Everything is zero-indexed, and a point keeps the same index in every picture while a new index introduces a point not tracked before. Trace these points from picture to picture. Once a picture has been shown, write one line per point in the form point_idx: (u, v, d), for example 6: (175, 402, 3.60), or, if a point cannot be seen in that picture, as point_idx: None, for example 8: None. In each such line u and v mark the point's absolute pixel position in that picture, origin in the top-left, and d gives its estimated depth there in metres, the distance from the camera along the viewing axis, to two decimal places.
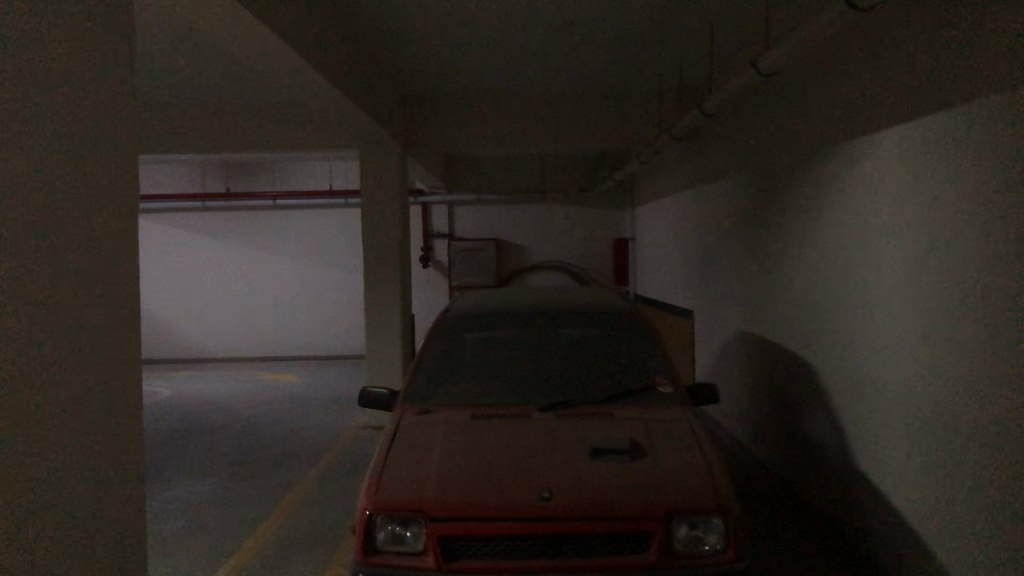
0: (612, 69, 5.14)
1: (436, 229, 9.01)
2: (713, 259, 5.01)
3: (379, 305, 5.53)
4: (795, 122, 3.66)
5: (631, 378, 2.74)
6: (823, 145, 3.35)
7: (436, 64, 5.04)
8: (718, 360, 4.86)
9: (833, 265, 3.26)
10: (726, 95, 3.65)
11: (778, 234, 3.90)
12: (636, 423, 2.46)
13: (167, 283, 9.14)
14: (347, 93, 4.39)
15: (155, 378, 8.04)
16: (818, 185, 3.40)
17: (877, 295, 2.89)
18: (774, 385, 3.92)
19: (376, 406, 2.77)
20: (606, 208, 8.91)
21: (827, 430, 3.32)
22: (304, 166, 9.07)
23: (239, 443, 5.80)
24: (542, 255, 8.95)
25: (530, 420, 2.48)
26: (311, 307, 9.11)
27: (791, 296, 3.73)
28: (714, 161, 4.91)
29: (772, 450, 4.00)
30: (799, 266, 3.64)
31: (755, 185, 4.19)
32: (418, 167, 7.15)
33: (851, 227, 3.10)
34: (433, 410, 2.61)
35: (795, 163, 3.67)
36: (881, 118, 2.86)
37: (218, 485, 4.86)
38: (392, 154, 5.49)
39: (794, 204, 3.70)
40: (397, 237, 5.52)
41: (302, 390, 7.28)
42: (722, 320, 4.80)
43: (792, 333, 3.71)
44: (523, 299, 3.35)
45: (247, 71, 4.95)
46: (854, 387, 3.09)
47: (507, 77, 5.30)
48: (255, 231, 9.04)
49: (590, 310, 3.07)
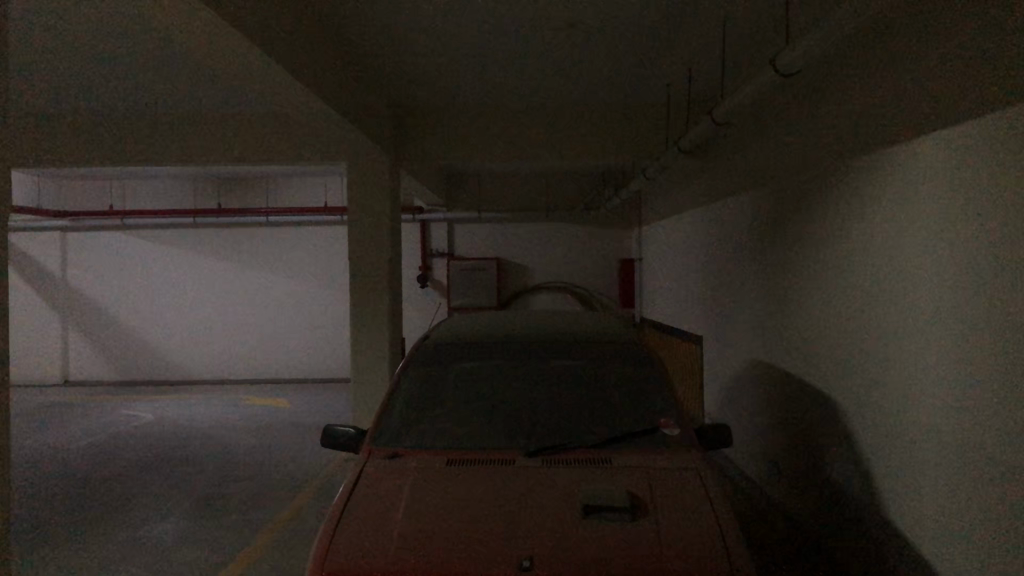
0: (611, 77, 4.83)
1: (434, 247, 8.70)
2: (724, 280, 4.67)
3: (367, 328, 5.20)
4: (812, 135, 3.34)
5: (633, 419, 2.40)
6: (842, 160, 3.03)
7: (423, 72, 4.76)
8: (729, 390, 4.50)
9: (856, 292, 2.93)
10: (736, 101, 3.32)
11: (794, 257, 3.57)
12: (636, 470, 2.13)
13: (152, 304, 8.84)
14: (328, 100, 4.09)
15: (134, 403, 7.69)
16: (838, 203, 3.08)
17: (904, 326, 2.56)
18: (794, 419, 3.56)
19: (340, 445, 2.44)
20: (610, 228, 8.60)
21: (850, 471, 2.99)
22: (298, 181, 8.77)
23: (215, 473, 5.44)
24: (546, 275, 8.63)
25: (512, 465, 2.16)
26: (299, 328, 8.77)
27: (810, 323, 3.38)
28: (725, 175, 4.59)
29: (788, 491, 3.67)
30: (817, 291, 3.32)
31: (771, 198, 3.85)
32: (413, 184, 6.87)
33: (874, 250, 2.78)
34: (403, 453, 2.28)
35: (812, 180, 3.35)
36: (903, 125, 2.53)
37: (180, 523, 4.48)
38: (380, 168, 5.20)
39: (810, 224, 3.38)
40: (384, 255, 5.21)
41: (287, 415, 6.96)
42: (734, 346, 4.46)
43: (811, 364, 3.36)
44: (510, 323, 3.02)
45: (223, 78, 4.68)
46: (880, 425, 2.76)
47: (498, 85, 5.01)
48: (244, 248, 8.75)
49: (583, 336, 2.75)
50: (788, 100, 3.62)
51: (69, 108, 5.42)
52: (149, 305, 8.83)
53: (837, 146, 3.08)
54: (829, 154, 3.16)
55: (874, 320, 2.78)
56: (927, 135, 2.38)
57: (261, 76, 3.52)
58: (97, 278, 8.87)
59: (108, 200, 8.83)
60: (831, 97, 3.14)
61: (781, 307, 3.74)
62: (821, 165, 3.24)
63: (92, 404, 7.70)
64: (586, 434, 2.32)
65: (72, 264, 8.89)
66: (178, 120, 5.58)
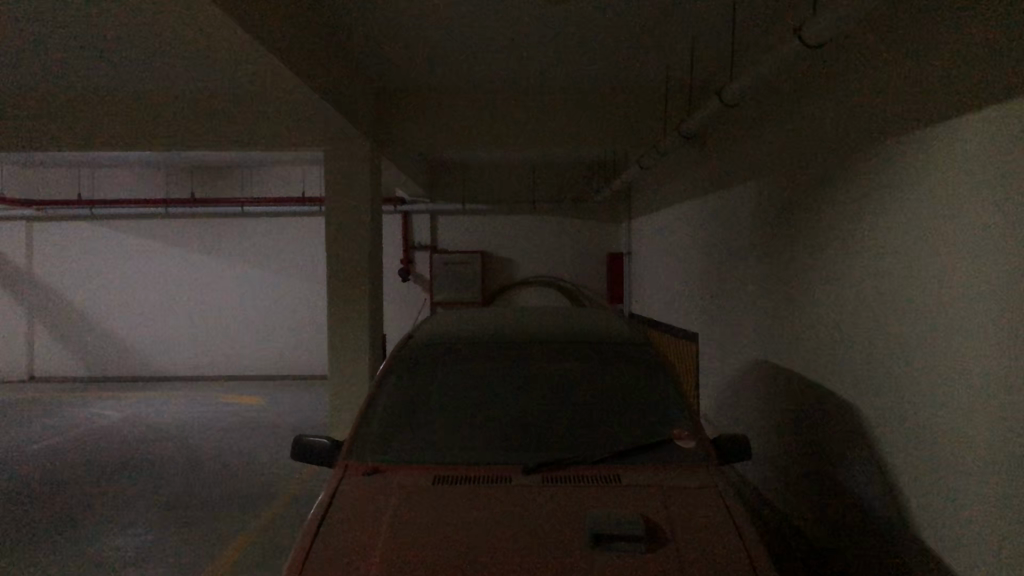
0: (604, 60, 4.57)
1: (417, 240, 8.42)
2: (724, 275, 4.43)
3: (347, 324, 4.93)
4: (829, 119, 3.09)
5: (642, 430, 2.14)
6: (866, 144, 2.78)
7: (405, 53, 4.48)
8: (731, 391, 4.26)
9: (878, 289, 2.69)
10: (747, 79, 3.06)
11: (805, 250, 3.33)
12: (650, 490, 1.87)
13: (123, 298, 8.51)
14: (308, 81, 3.80)
15: (103, 401, 7.37)
16: (859, 192, 2.83)
17: (938, 326, 2.31)
18: (805, 425, 3.32)
19: (313, 459, 2.17)
20: (598, 221, 8.35)
21: (871, 482, 2.75)
22: (275, 170, 8.46)
23: (184, 477, 5.15)
24: (532, 269, 8.37)
25: (509, 484, 1.89)
26: (276, 322, 8.46)
27: (823, 320, 3.14)
28: (728, 164, 4.35)
29: (800, 501, 3.44)
30: (830, 287, 3.07)
31: (779, 187, 3.61)
32: (395, 175, 6.59)
33: (901, 243, 2.52)
34: (384, 468, 2.01)
35: (827, 167, 3.10)
36: (941, 106, 2.29)
37: (144, 530, 4.19)
38: (360, 154, 4.92)
39: (824, 214, 3.13)
40: (364, 246, 4.93)
41: (263, 415, 6.67)
42: (735, 346, 4.21)
43: (824, 366, 3.12)
44: (502, 320, 2.75)
45: (190, 59, 4.39)
46: (907, 435, 2.51)
47: (484, 68, 4.74)
48: (219, 240, 8.44)
49: (584, 335, 2.49)
50: (803, 81, 3.37)
51: (31, 90, 5.08)
52: (119, 298, 8.50)
53: (859, 129, 2.83)
54: (850, 139, 2.90)
55: (900, 320, 2.53)
56: (975, 111, 2.11)
57: (234, 51, 3.21)
58: (65, 271, 8.54)
59: (77, 190, 8.49)
60: (853, 76, 2.89)
61: (789, 305, 3.50)
62: (839, 152, 2.99)
63: (58, 403, 7.37)
64: (590, 448, 2.06)
65: (39, 256, 8.54)
66: (146, 103, 5.27)
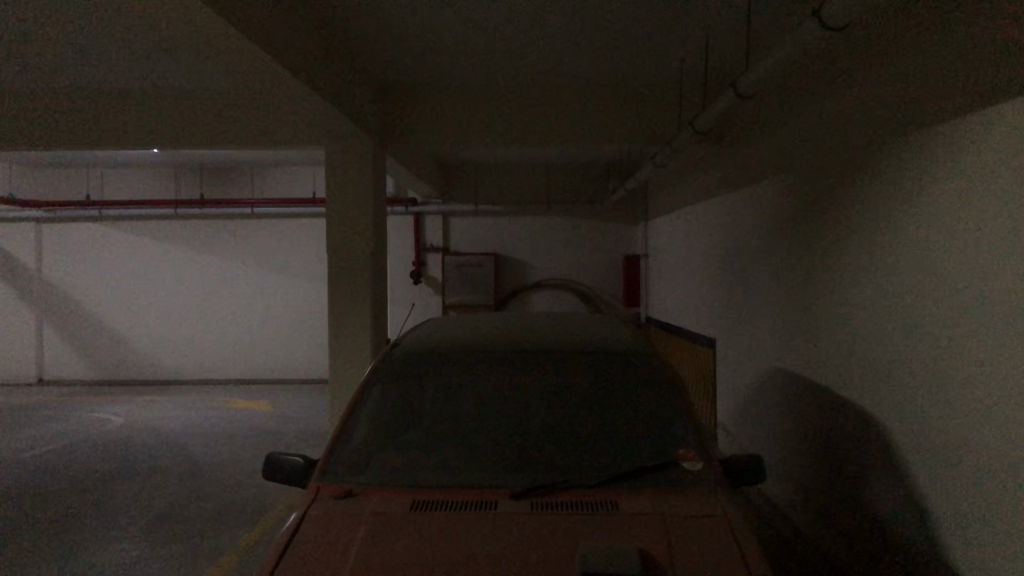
0: (612, 55, 4.37)
1: (429, 241, 8.26)
2: (743, 278, 4.21)
3: (351, 328, 4.76)
4: (852, 113, 2.87)
5: (643, 451, 1.95)
6: (890, 139, 2.55)
7: (404, 50, 4.31)
8: (750, 400, 4.05)
9: (903, 296, 2.47)
10: (761, 70, 2.85)
11: (826, 253, 3.11)
12: (651, 518, 1.68)
13: (132, 299, 8.41)
14: (304, 77, 3.63)
15: (110, 404, 7.26)
16: (882, 191, 2.61)
17: (967, 339, 2.09)
18: (827, 439, 3.11)
19: (285, 478, 2.00)
20: (615, 222, 8.15)
21: (896, 503, 2.54)
22: (285, 171, 8.31)
23: (183, 483, 5.01)
24: (547, 272, 8.19)
25: (495, 511, 1.71)
26: (286, 323, 8.32)
27: (845, 326, 2.92)
28: (746, 162, 4.13)
29: (821, 518, 3.23)
30: (853, 293, 2.85)
31: (799, 185, 3.39)
32: (404, 174, 6.42)
33: (929, 247, 2.30)
34: (361, 491, 1.83)
35: (850, 166, 2.88)
36: (967, 98, 2.07)
37: (137, 535, 4.06)
38: (363, 153, 4.76)
39: (846, 215, 2.91)
40: (367, 247, 4.76)
41: (269, 419, 6.53)
42: (754, 352, 4.00)
43: (847, 377, 2.90)
44: (499, 327, 2.57)
45: (184, 57, 4.24)
46: (935, 455, 2.30)
47: (488, 65, 4.56)
48: (230, 241, 8.32)
49: (585, 345, 2.30)
50: (823, 72, 3.15)
51: (26, 87, 4.94)
52: (129, 299, 8.41)
53: (884, 122, 2.60)
54: (873, 134, 2.68)
55: (928, 330, 2.31)
56: (1004, 102, 1.91)
57: (222, 43, 3.03)
58: (75, 271, 8.46)
59: (86, 190, 8.41)
60: (876, 66, 2.66)
61: (810, 311, 3.28)
62: (863, 148, 2.77)
63: (64, 405, 7.27)
64: (587, 470, 1.87)
65: (48, 257, 8.47)
66: (144, 101, 5.12)
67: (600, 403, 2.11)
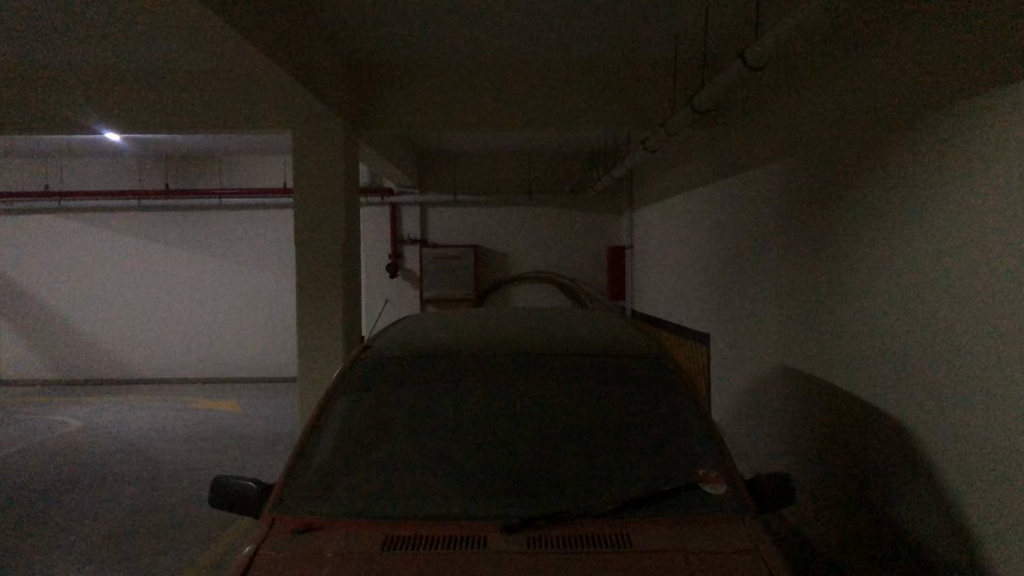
0: (595, 32, 4.08)
1: (405, 233, 7.95)
2: (740, 269, 3.95)
3: (322, 325, 4.45)
4: (866, 86, 2.60)
5: (649, 472, 1.67)
6: (912, 111, 2.28)
7: (370, 26, 4.00)
8: (750, 399, 3.79)
9: (925, 287, 2.20)
10: (768, 38, 2.57)
11: (834, 241, 2.85)
12: (664, 553, 1.40)
13: (93, 295, 8.04)
14: (268, 52, 3.32)
15: (69, 406, 6.90)
16: (901, 170, 2.35)
17: (1007, 335, 1.82)
18: (834, 446, 2.84)
19: (234, 505, 1.70)
20: (598, 212, 7.89)
21: (914, 518, 2.28)
22: (253, 160, 7.96)
23: (141, 490, 4.68)
24: (528, 264, 7.91)
25: (476, 548, 1.42)
26: (256, 319, 7.99)
27: (857, 321, 2.66)
28: (745, 145, 3.85)
29: (827, 529, 2.97)
30: (865, 284, 2.59)
31: (805, 167, 3.12)
32: (377, 162, 6.11)
33: (956, 232, 2.04)
34: (319, 523, 1.54)
35: (863, 144, 2.61)
36: (1009, 60, 1.80)
37: (85, 550, 3.74)
38: (331, 139, 4.45)
39: (859, 199, 2.65)
40: (336, 239, 4.45)
41: (236, 421, 6.21)
42: (753, 348, 3.74)
43: (859, 376, 2.64)
44: (482, 326, 2.27)
45: (132, 35, 3.91)
46: (958, 467, 2.06)
47: (462, 43, 4.26)
48: (197, 233, 7.98)
49: (581, 346, 2.01)
50: (832, 43, 2.87)
51: None
52: (89, 296, 8.04)
53: (903, 94, 2.33)
54: (891, 107, 2.41)
55: (954, 325, 2.06)
56: None
57: (168, 8, 2.70)
58: (32, 266, 8.07)
59: (44, 181, 8.02)
60: (893, 30, 2.38)
61: (814, 305, 3.03)
62: (878, 125, 2.50)
63: (21, 407, 6.90)
64: (586, 497, 1.59)
65: (4, 251, 8.07)
66: (94, 82, 4.75)
67: (601, 415, 1.84)
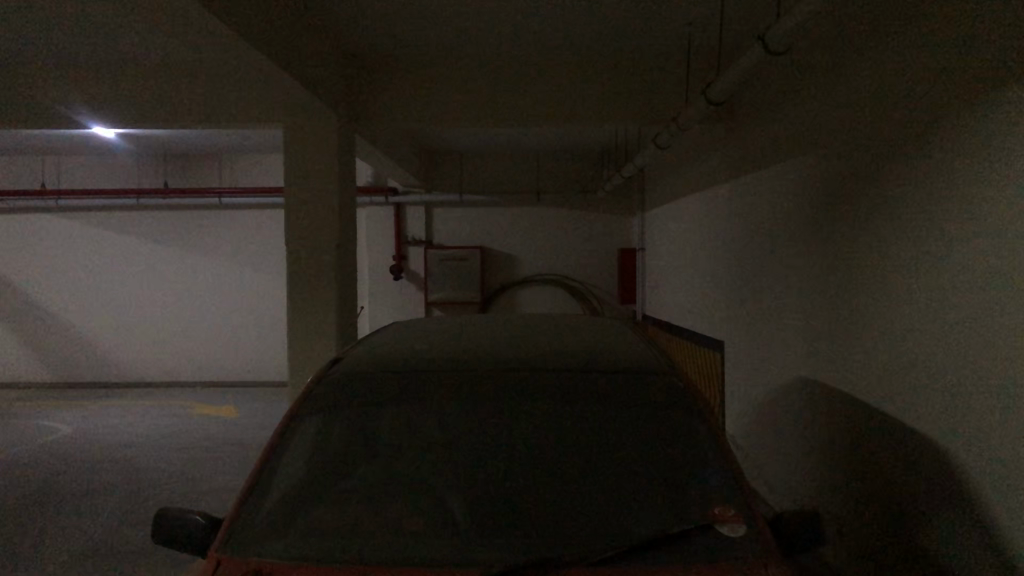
0: (600, 24, 3.85)
1: (410, 234, 7.74)
2: (758, 273, 3.72)
3: (315, 330, 4.24)
4: (893, 78, 2.37)
5: (654, 511, 1.45)
6: (947, 106, 2.05)
7: (365, 18, 3.80)
8: (769, 412, 3.55)
9: (963, 301, 1.98)
10: (789, 23, 2.34)
11: (858, 248, 2.62)
12: None
13: (90, 295, 7.88)
14: (256, 43, 3.11)
15: (64, 410, 6.72)
16: (935, 169, 2.11)
17: None
18: (861, 467, 2.61)
19: (182, 540, 1.50)
20: (608, 213, 7.67)
21: (953, 552, 2.04)
22: (255, 158, 7.77)
23: (127, 498, 4.49)
24: (536, 266, 7.69)
25: None
26: (258, 320, 7.82)
27: (887, 331, 2.42)
28: (764, 140, 3.61)
29: (851, 556, 2.74)
30: (894, 294, 2.36)
31: (828, 163, 2.88)
32: (379, 161, 5.90)
33: (1001, 234, 1.80)
34: (269, 565, 1.32)
35: (890, 142, 2.39)
36: None
37: (63, 562, 3.55)
38: (326, 137, 4.24)
39: (887, 197, 2.41)
40: (330, 239, 4.24)
41: (234, 428, 6.01)
42: (772, 357, 3.50)
43: (889, 393, 2.40)
44: (475, 336, 2.05)
45: (114, 27, 3.71)
46: (1004, 495, 1.82)
47: (461, 36, 4.04)
48: (197, 233, 7.81)
49: (582, 360, 1.78)
50: (857, 34, 2.64)
51: None
52: (87, 296, 7.88)
53: (937, 88, 2.10)
54: (922, 102, 2.18)
55: (1001, 339, 1.81)
56: None
57: None
58: (29, 266, 7.90)
59: (41, 178, 7.86)
60: (928, 13, 2.15)
61: (837, 317, 2.80)
62: (907, 122, 2.28)
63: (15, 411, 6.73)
64: (581, 539, 1.37)
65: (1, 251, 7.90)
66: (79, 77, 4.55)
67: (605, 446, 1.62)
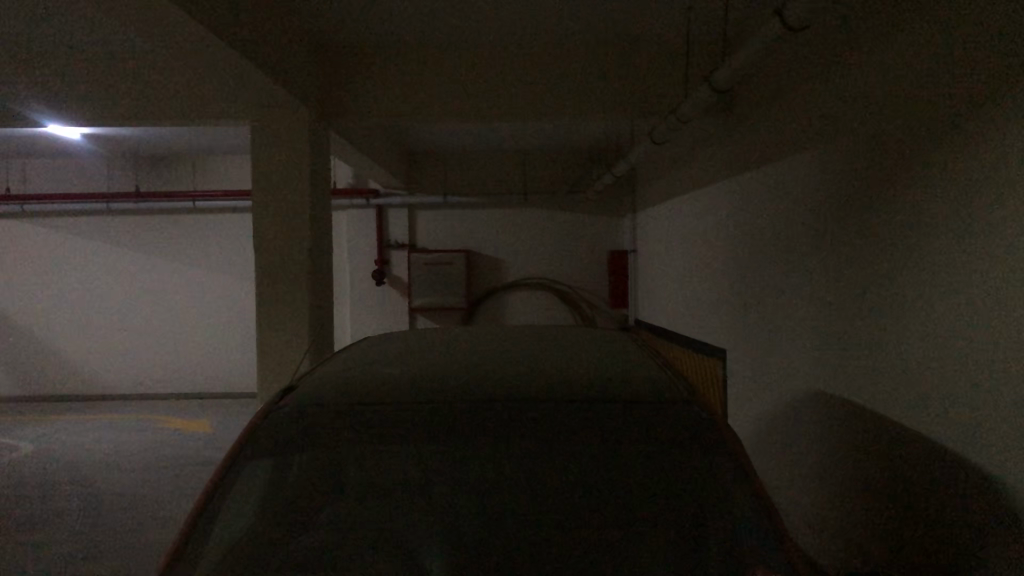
0: (589, 12, 3.57)
1: (392, 237, 7.45)
2: (760, 275, 3.46)
3: (286, 342, 3.95)
4: (918, 58, 2.11)
5: None
6: (988, 92, 1.79)
7: (339, 10, 3.52)
8: (774, 426, 3.30)
9: (1009, 310, 1.72)
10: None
11: (877, 249, 2.37)
12: None
13: (57, 303, 7.56)
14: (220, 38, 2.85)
15: (28, 425, 6.41)
16: (970, 161, 1.86)
17: None
18: (880, 492, 2.35)
19: None
20: (597, 214, 7.42)
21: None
22: (229, 160, 7.47)
23: (85, 520, 4.20)
24: (522, 270, 7.43)
25: None
26: (234, 328, 7.51)
27: (914, 343, 2.16)
28: (766, 133, 3.35)
29: None
30: (920, 299, 2.10)
31: (840, 156, 2.62)
32: (355, 162, 5.61)
33: None
34: None
35: (915, 132, 2.12)
36: None
37: None
38: (296, 136, 3.96)
39: (911, 191, 2.16)
40: (301, 244, 3.95)
41: (206, 444, 5.73)
42: (778, 368, 3.25)
43: (918, 410, 2.14)
44: (452, 355, 1.77)
45: (66, 22, 3.42)
46: None
47: (442, 28, 3.78)
48: (168, 239, 7.51)
49: (576, 386, 1.51)
50: (873, 14, 2.38)
51: None
52: (54, 304, 7.56)
53: (973, 69, 1.84)
54: (954, 86, 1.93)
55: None
56: None
57: None
58: None
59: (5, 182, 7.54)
60: None
61: (851, 325, 2.55)
62: (935, 109, 2.02)
63: None
64: None
65: None
66: None
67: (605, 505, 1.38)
